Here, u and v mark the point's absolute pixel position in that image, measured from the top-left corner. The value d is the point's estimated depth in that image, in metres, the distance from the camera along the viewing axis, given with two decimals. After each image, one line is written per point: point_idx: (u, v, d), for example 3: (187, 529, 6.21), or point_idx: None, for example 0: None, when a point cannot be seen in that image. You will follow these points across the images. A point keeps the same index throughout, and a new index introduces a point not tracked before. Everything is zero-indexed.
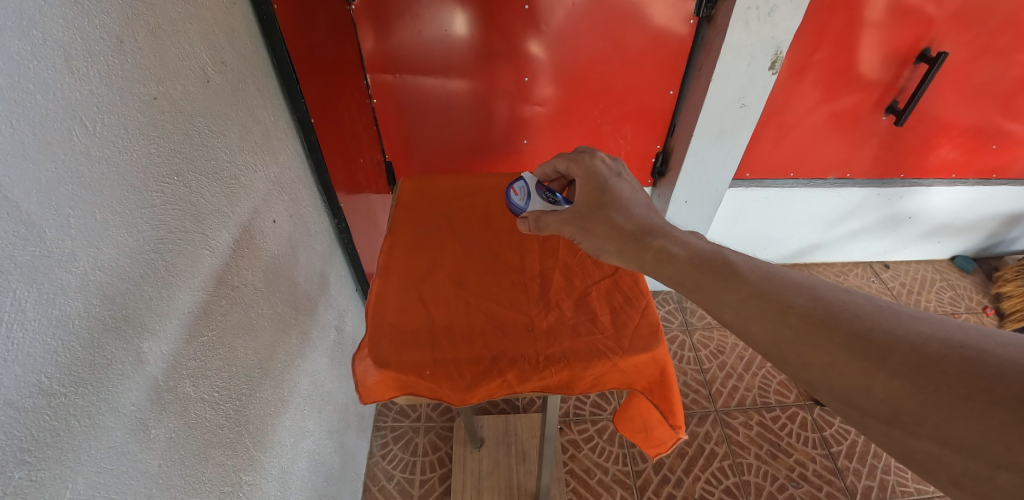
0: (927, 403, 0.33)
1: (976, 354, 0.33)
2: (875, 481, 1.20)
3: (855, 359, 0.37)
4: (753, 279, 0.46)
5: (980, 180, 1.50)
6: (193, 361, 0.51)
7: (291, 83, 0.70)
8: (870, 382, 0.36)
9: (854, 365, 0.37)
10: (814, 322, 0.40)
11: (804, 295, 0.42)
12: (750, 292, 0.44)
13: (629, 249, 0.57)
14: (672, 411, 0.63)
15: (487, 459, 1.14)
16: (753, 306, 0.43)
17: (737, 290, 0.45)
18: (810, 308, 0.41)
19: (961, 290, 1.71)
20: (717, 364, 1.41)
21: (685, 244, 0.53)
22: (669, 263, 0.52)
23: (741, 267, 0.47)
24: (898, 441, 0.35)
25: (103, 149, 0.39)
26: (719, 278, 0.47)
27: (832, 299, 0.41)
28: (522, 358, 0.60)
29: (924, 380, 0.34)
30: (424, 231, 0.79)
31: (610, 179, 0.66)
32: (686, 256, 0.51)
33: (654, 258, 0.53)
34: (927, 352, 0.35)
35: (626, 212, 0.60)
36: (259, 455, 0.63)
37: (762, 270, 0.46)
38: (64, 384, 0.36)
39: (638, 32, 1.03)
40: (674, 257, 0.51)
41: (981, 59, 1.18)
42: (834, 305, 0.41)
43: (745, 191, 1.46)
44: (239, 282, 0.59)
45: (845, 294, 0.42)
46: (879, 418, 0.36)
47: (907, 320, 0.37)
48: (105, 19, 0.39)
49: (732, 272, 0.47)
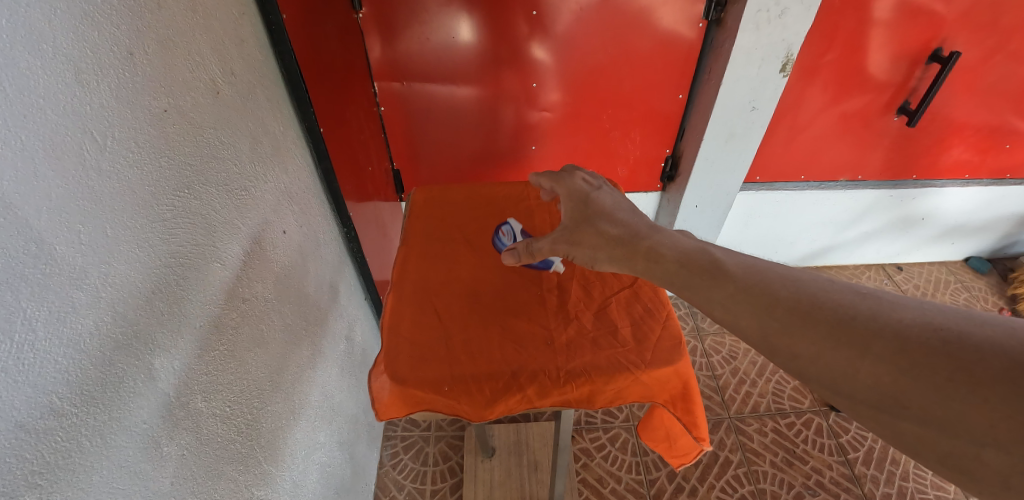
0: (911, 387, 0.32)
1: (957, 335, 0.32)
2: (893, 488, 1.17)
3: (839, 347, 0.36)
4: (740, 275, 0.44)
5: (994, 180, 1.47)
6: (205, 376, 0.50)
7: (300, 92, 0.70)
8: (856, 368, 0.34)
9: (840, 353, 0.35)
10: (799, 313, 0.39)
11: (788, 287, 0.41)
12: (737, 288, 0.43)
13: (620, 252, 0.55)
14: (695, 424, 0.62)
15: (499, 469, 1.13)
16: (742, 301, 0.42)
17: (725, 287, 0.44)
18: (795, 300, 0.40)
19: (975, 292, 1.67)
20: (729, 370, 1.40)
21: (674, 244, 0.52)
22: (658, 262, 0.51)
23: (728, 263, 0.46)
24: (886, 427, 0.33)
25: (113, 164, 0.38)
26: (706, 275, 0.46)
27: (816, 289, 0.40)
28: (542, 372, 0.59)
29: (908, 363, 0.32)
30: (437, 242, 0.78)
31: (592, 193, 0.66)
32: (676, 255, 0.50)
33: (644, 260, 0.52)
34: (909, 337, 0.33)
35: (611, 220, 0.60)
36: (270, 469, 0.62)
37: (750, 265, 0.45)
38: (76, 404, 0.35)
39: (647, 36, 1.03)
40: (667, 261, 0.50)
41: (994, 58, 1.16)
42: (818, 296, 0.39)
43: (755, 194, 1.44)
44: (250, 295, 0.58)
45: (828, 284, 0.40)
46: (868, 404, 0.34)
47: (890, 306, 0.36)
48: (115, 31, 0.39)
49: (719, 268, 0.46)
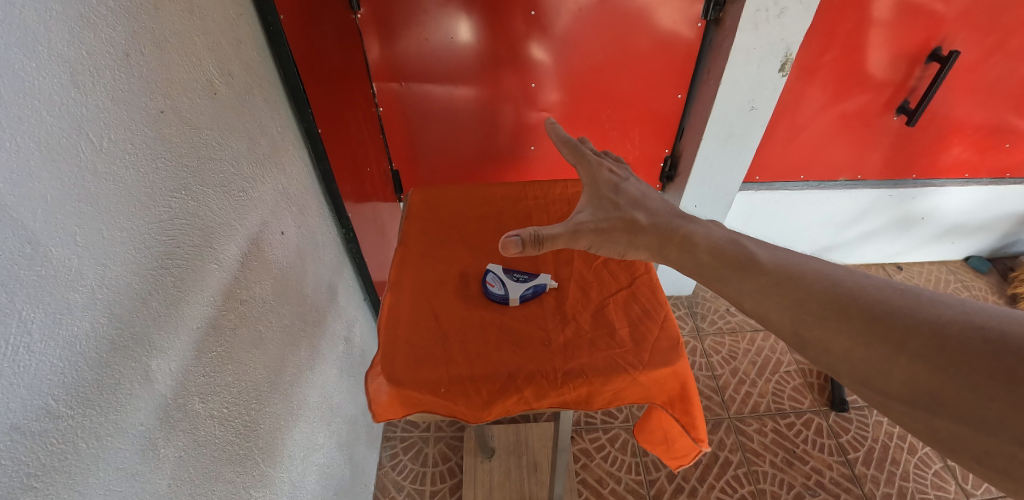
0: (947, 384, 0.32)
1: (998, 334, 0.31)
2: (894, 488, 1.17)
3: (874, 343, 0.36)
4: (773, 267, 0.45)
5: (993, 179, 1.47)
6: (202, 378, 0.50)
7: (298, 92, 0.69)
8: (891, 365, 0.35)
9: (874, 349, 0.36)
10: (833, 308, 0.39)
11: (822, 281, 0.42)
12: (770, 280, 0.44)
13: (653, 242, 0.56)
14: (693, 425, 0.62)
15: (498, 470, 1.13)
16: (773, 294, 0.43)
17: (755, 279, 0.45)
18: (829, 295, 0.40)
19: (976, 291, 1.67)
20: (729, 370, 1.40)
21: (707, 233, 0.53)
22: (691, 252, 0.52)
23: (763, 257, 0.47)
24: (920, 422, 0.33)
25: (109, 166, 0.38)
26: (738, 267, 0.47)
27: (851, 284, 0.40)
28: (539, 373, 0.59)
29: (945, 361, 0.32)
30: (435, 243, 0.78)
31: (622, 181, 0.66)
32: (708, 246, 0.51)
33: (677, 249, 0.54)
34: (948, 334, 0.33)
35: (646, 209, 0.60)
36: (268, 470, 0.62)
37: (785, 259, 0.46)
38: (71, 406, 0.35)
39: (646, 35, 1.03)
40: (697, 256, 0.51)
41: (994, 57, 1.16)
42: (853, 291, 0.39)
43: (754, 193, 1.44)
44: (247, 296, 0.58)
45: (865, 279, 0.40)
46: (901, 399, 0.34)
47: (927, 303, 0.36)
48: (111, 32, 0.39)
49: (753, 261, 0.47)
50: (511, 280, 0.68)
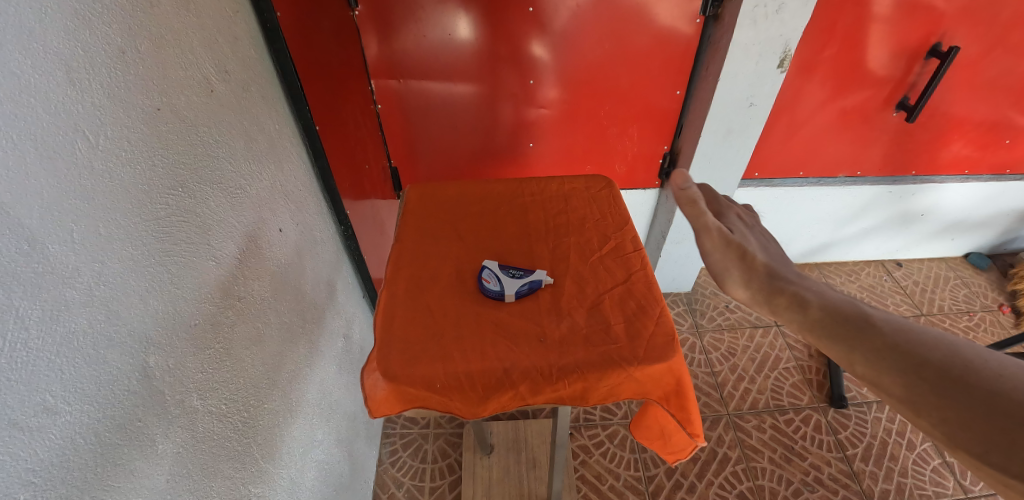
0: None
1: None
2: (892, 484, 1.17)
3: (993, 417, 0.35)
4: (890, 331, 0.43)
5: (993, 175, 1.47)
6: (201, 374, 0.50)
7: (296, 90, 0.70)
8: (1012, 440, 0.34)
9: (994, 423, 0.35)
10: (951, 377, 0.38)
11: (940, 349, 0.40)
12: (886, 343, 0.42)
13: (767, 292, 0.52)
14: (689, 420, 0.62)
15: (497, 466, 1.13)
16: (890, 358, 0.41)
17: (871, 342, 0.43)
18: (945, 363, 0.39)
19: (975, 288, 1.66)
20: (728, 367, 1.40)
21: (819, 292, 0.49)
22: (805, 310, 0.48)
23: (877, 319, 0.45)
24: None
25: (106, 163, 0.38)
26: (854, 328, 0.45)
27: (969, 353, 0.39)
28: (535, 370, 0.59)
29: None
30: (431, 239, 0.78)
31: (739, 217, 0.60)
32: (824, 306, 0.48)
33: (789, 303, 0.50)
34: None
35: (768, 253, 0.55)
36: (267, 466, 0.63)
37: (903, 323, 0.44)
38: (70, 402, 0.35)
39: (644, 31, 1.03)
40: (812, 314, 0.48)
41: (993, 53, 1.16)
42: (972, 363, 0.39)
43: (754, 190, 1.43)
44: (245, 293, 0.58)
45: (986, 352, 0.39)
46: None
47: None
48: (107, 30, 0.39)
49: (868, 322, 0.45)
50: (507, 277, 0.68)
